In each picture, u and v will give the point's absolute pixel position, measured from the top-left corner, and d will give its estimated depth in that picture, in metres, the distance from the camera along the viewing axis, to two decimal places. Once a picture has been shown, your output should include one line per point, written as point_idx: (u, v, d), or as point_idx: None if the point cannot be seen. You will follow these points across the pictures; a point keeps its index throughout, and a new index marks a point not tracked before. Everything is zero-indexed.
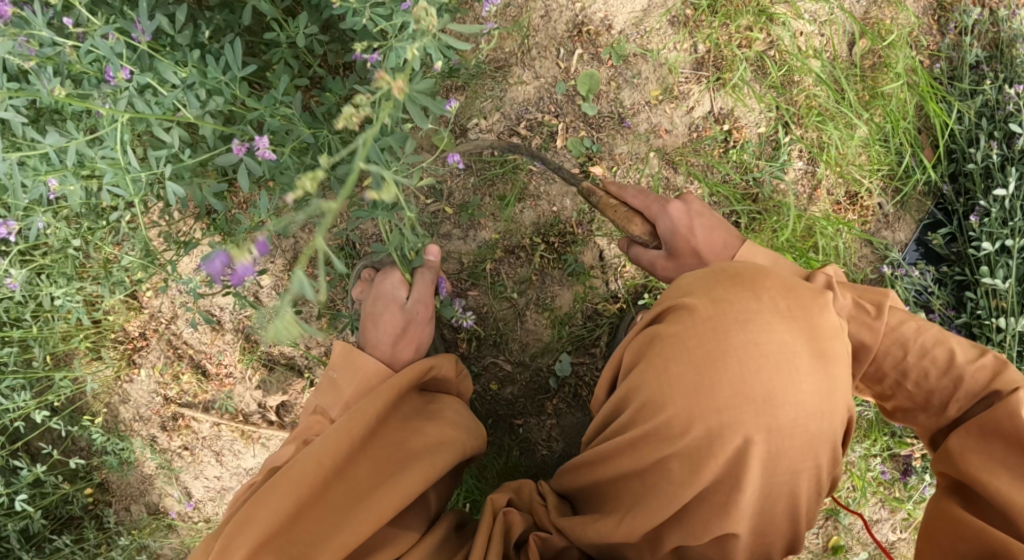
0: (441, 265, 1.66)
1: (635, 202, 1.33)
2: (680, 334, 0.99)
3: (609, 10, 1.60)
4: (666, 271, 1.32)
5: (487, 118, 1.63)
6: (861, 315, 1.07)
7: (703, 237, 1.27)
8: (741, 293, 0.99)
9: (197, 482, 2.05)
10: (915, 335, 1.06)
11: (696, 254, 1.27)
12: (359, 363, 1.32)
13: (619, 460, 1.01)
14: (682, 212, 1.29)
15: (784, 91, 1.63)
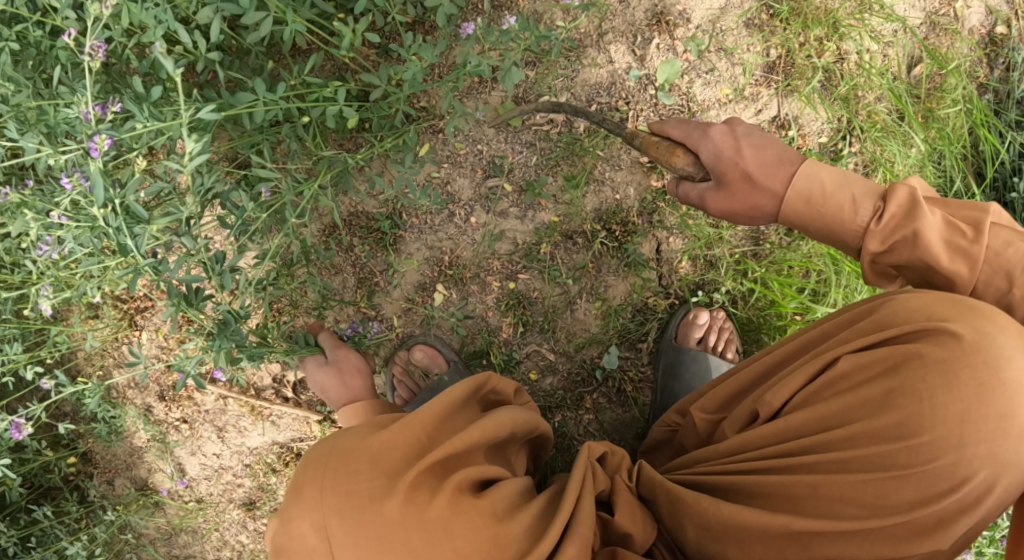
0: (496, 244, 1.61)
1: (676, 133, 1.22)
2: (936, 358, 0.96)
3: (688, 4, 1.59)
4: (718, 205, 1.20)
5: (558, 96, 1.60)
6: (960, 240, 1.06)
7: (750, 157, 1.15)
8: (1007, 328, 0.97)
9: (193, 458, 1.93)
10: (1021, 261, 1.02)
11: (748, 178, 1.16)
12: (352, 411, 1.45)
13: (834, 470, 0.99)
14: (725, 135, 1.17)
15: (848, 103, 1.62)
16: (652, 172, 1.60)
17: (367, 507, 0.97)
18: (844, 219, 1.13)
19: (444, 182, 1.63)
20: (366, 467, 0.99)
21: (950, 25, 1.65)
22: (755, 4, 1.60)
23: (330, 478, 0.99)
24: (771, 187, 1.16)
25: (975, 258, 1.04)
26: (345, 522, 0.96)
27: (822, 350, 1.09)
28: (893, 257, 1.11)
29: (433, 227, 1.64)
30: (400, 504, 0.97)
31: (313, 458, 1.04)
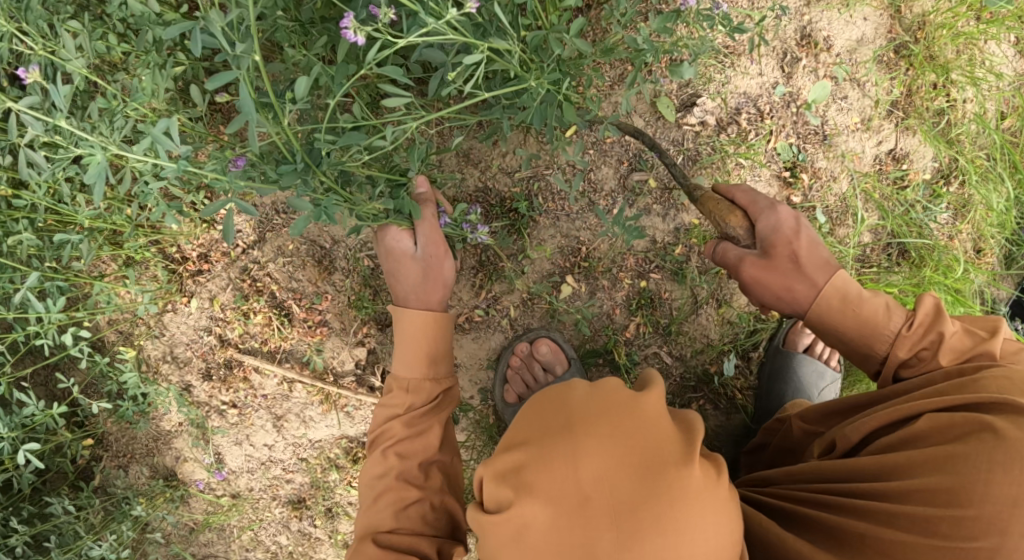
0: (634, 240, 1.57)
1: (742, 196, 1.28)
2: (1004, 441, 0.95)
3: (831, 32, 1.69)
4: (753, 274, 1.23)
5: (711, 100, 1.61)
6: (975, 338, 1.12)
7: (805, 244, 1.21)
8: None
9: (237, 448, 1.70)
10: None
11: (794, 261, 1.20)
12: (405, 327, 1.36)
13: (885, 519, 1.00)
14: (787, 218, 1.23)
15: (954, 145, 1.74)
16: (788, 187, 1.64)
17: (659, 466, 0.93)
18: (877, 325, 1.17)
19: (585, 169, 1.56)
20: (653, 428, 0.96)
21: None
22: (886, 43, 1.72)
23: (610, 428, 0.95)
24: (813, 278, 1.20)
25: (993, 355, 1.09)
26: (633, 476, 0.92)
27: (913, 392, 1.10)
28: (919, 365, 1.15)
29: (569, 215, 1.56)
30: (698, 475, 0.93)
31: (578, 404, 0.99)
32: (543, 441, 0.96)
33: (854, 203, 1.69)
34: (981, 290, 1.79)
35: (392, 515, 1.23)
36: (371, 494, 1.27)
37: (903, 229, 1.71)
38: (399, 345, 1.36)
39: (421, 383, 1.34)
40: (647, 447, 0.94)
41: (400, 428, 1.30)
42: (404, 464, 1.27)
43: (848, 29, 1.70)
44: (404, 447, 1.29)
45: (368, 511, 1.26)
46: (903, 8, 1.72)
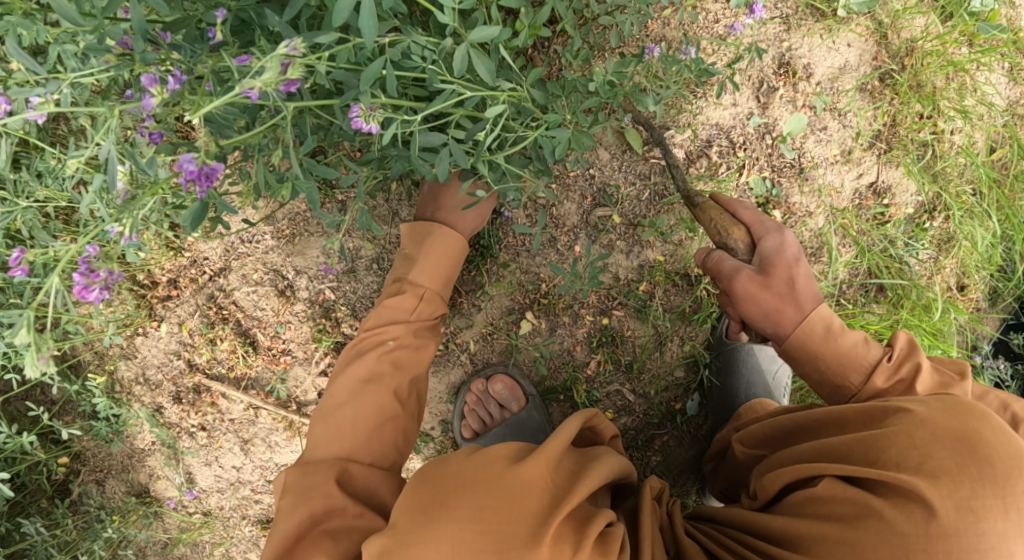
0: (595, 277, 1.54)
1: (748, 211, 1.24)
2: (886, 519, 0.88)
3: (812, 60, 1.63)
4: (747, 292, 1.17)
5: (681, 132, 1.56)
6: (949, 379, 1.11)
7: (806, 271, 1.17)
8: (992, 503, 0.86)
9: (207, 468, 1.73)
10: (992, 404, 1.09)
11: (791, 284, 1.16)
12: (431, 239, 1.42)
13: None
14: (791, 242, 1.20)
15: (938, 178, 1.68)
16: None
17: (507, 548, 0.97)
18: (858, 358, 1.14)
19: (549, 204, 1.53)
20: (504, 504, 1.01)
21: None
22: (871, 70, 1.66)
23: (468, 513, 1.00)
24: (804, 303, 1.16)
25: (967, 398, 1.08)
26: (478, 557, 0.97)
27: (826, 447, 1.01)
28: (888, 402, 1.12)
29: (531, 251, 1.54)
30: (545, 553, 0.97)
31: (447, 481, 1.05)
32: (406, 527, 1.01)
33: (829, 238, 1.64)
34: (963, 327, 1.74)
35: (360, 437, 1.24)
36: (345, 411, 1.26)
37: (881, 267, 1.65)
38: (427, 253, 1.41)
39: (436, 291, 1.42)
40: (496, 516, 1.00)
41: (408, 333, 1.35)
42: (397, 376, 1.32)
43: (831, 56, 1.64)
44: (400, 359, 1.34)
45: (326, 442, 1.23)
46: (890, 34, 1.66)
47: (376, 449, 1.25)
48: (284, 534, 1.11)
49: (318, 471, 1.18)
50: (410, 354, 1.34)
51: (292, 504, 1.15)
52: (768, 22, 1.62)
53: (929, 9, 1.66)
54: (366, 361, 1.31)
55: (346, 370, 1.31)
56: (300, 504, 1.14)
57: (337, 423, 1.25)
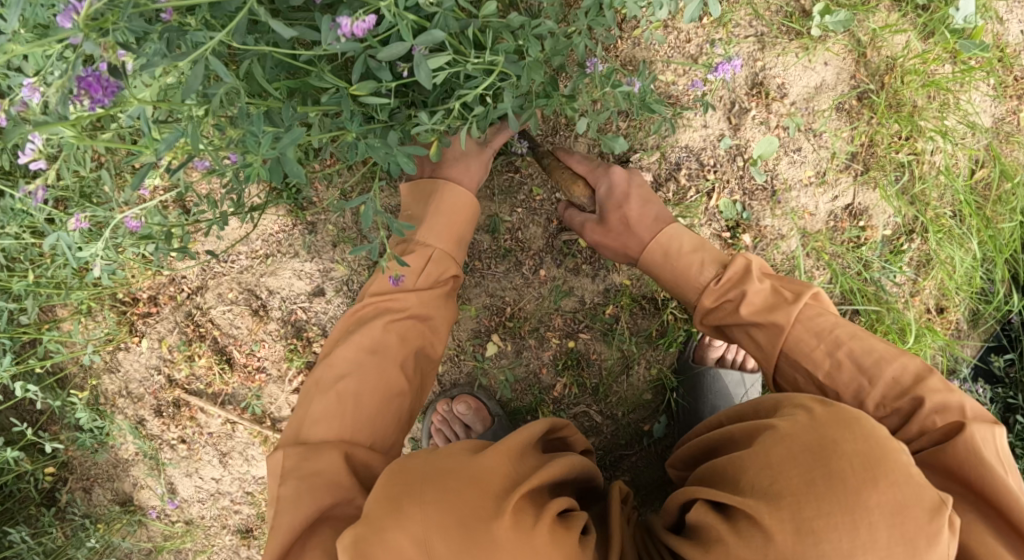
0: (561, 300, 1.55)
1: (580, 165, 1.40)
2: (730, 546, 0.95)
3: (786, 79, 1.60)
4: (596, 236, 1.38)
5: (648, 155, 1.55)
6: (780, 301, 1.20)
7: (635, 206, 1.34)
8: (833, 515, 0.90)
9: (187, 479, 1.78)
10: (832, 327, 1.15)
11: (625, 223, 1.34)
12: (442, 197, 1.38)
13: None
14: (621, 180, 1.37)
15: (916, 200, 1.65)
16: (729, 247, 1.58)
17: (475, 527, 0.93)
18: (690, 277, 1.29)
19: (514, 228, 1.54)
20: (454, 483, 0.97)
21: (1012, 134, 1.69)
22: (848, 89, 1.62)
23: (434, 495, 0.96)
24: (642, 235, 1.33)
25: (792, 313, 1.17)
26: (446, 540, 0.92)
27: (712, 467, 1.08)
28: (720, 314, 1.26)
29: (496, 274, 1.55)
30: (506, 527, 0.94)
31: (420, 467, 1.01)
32: (375, 509, 0.97)
33: (802, 261, 1.62)
34: (943, 350, 1.71)
35: (364, 413, 1.21)
36: (348, 383, 1.22)
37: (855, 291, 1.64)
38: (432, 213, 1.37)
39: (446, 258, 1.38)
40: (450, 491, 0.96)
41: (417, 304, 1.31)
42: (404, 349, 1.28)
43: (806, 75, 1.61)
44: (406, 330, 1.29)
45: (326, 418, 1.19)
46: (868, 52, 1.62)
47: (379, 424, 1.22)
48: (292, 522, 1.08)
49: (320, 449, 1.15)
50: (417, 326, 1.30)
51: (297, 489, 1.11)
52: (741, 41, 1.59)
53: (909, 26, 1.63)
54: (371, 330, 1.27)
55: (349, 340, 1.27)
56: (305, 490, 1.11)
57: (339, 399, 1.21)
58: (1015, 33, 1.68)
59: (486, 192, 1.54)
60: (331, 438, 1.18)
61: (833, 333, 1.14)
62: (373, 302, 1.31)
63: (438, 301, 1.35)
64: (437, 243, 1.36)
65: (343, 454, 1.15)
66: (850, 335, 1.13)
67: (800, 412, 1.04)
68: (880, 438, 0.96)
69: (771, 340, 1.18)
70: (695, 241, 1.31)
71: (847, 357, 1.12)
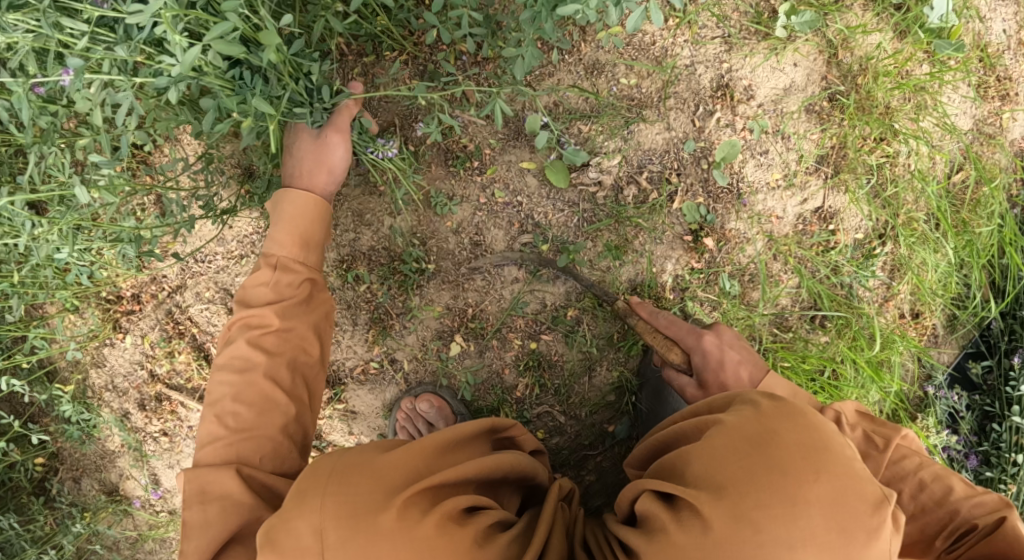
0: (523, 302, 1.56)
1: (672, 330, 1.35)
2: (670, 535, 0.92)
3: (754, 81, 1.59)
4: (692, 402, 1.31)
5: (609, 158, 1.55)
6: (873, 449, 1.19)
7: (733, 375, 1.26)
8: (767, 496, 0.89)
9: (170, 470, 1.83)
10: (917, 468, 1.18)
11: (723, 389, 1.26)
12: (290, 214, 1.38)
13: None
14: (714, 347, 1.30)
15: (888, 203, 1.63)
16: (692, 250, 1.57)
17: (366, 518, 1.00)
18: None
19: (476, 232, 1.56)
20: (384, 469, 1.05)
21: (993, 136, 1.68)
22: (819, 90, 1.61)
23: (337, 487, 1.03)
24: (736, 394, 1.26)
25: (879, 467, 1.18)
26: (339, 527, 0.99)
27: (656, 468, 1.05)
28: None
29: (459, 276, 1.57)
30: (390, 519, 1.00)
31: (335, 464, 1.07)
32: (292, 500, 1.04)
33: (768, 265, 1.60)
34: (917, 355, 1.70)
35: (245, 432, 1.21)
36: (223, 405, 1.23)
37: (822, 296, 1.62)
38: (276, 219, 1.38)
39: (294, 265, 1.36)
40: (363, 477, 1.04)
41: (273, 316, 1.29)
42: (270, 362, 1.26)
43: (774, 76, 1.59)
44: (271, 345, 1.28)
45: (209, 443, 1.20)
46: (841, 52, 1.60)
47: (266, 437, 1.22)
48: (199, 545, 1.12)
49: (212, 477, 1.16)
50: (282, 336, 1.29)
51: (202, 514, 1.14)
52: (707, 43, 1.58)
53: (883, 26, 1.61)
54: (236, 348, 1.27)
55: (219, 364, 1.27)
56: (209, 514, 1.14)
57: (218, 423, 1.22)
58: (996, 33, 1.65)
59: (449, 194, 1.56)
60: (218, 462, 1.18)
61: (918, 475, 1.17)
62: (236, 318, 1.31)
63: (311, 304, 1.36)
64: (279, 250, 1.36)
65: (237, 471, 1.16)
66: (935, 476, 1.16)
67: (748, 407, 1.04)
68: (823, 432, 0.97)
69: None
70: (795, 390, 1.24)
71: (930, 496, 1.15)
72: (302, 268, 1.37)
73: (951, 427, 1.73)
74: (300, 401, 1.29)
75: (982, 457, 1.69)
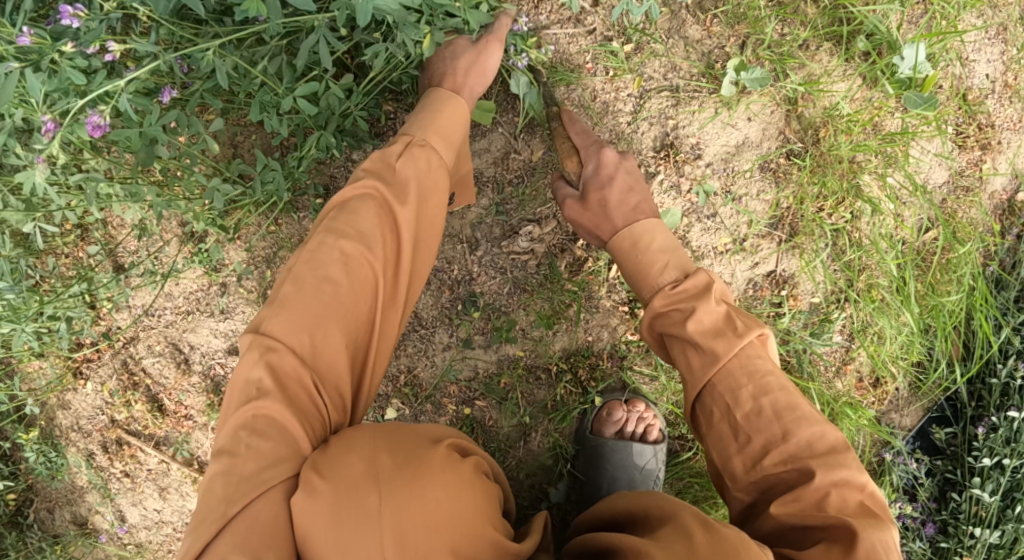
0: (455, 369, 1.53)
1: (577, 137, 1.37)
2: None
3: (702, 138, 1.49)
4: (572, 213, 1.34)
5: (542, 225, 1.49)
6: (727, 331, 1.11)
7: (616, 190, 1.30)
8: None
9: (134, 508, 1.86)
10: (768, 372, 1.07)
11: (603, 204, 1.30)
12: (438, 115, 1.25)
13: None
14: (611, 163, 1.34)
15: (848, 268, 1.53)
16: (630, 320, 1.51)
17: (414, 454, 1.00)
18: (651, 275, 1.23)
19: None
20: (422, 432, 1.07)
21: (971, 189, 1.55)
22: (775, 146, 1.49)
23: (382, 432, 1.04)
24: (616, 221, 1.29)
25: (733, 342, 1.09)
26: (391, 457, 0.99)
27: None
28: (669, 321, 1.18)
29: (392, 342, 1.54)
30: (438, 455, 1.01)
31: (382, 423, 1.07)
32: (335, 447, 1.02)
33: None
34: (876, 421, 1.62)
35: (343, 307, 1.07)
36: (329, 272, 1.08)
37: None
38: (427, 111, 1.26)
39: (426, 153, 1.21)
40: (405, 432, 1.06)
41: (399, 197, 1.14)
42: (389, 246, 1.12)
43: (725, 133, 1.49)
44: (393, 227, 1.14)
45: (298, 311, 1.05)
46: (801, 105, 1.48)
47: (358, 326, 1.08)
48: (271, 446, 0.99)
49: (291, 341, 1.04)
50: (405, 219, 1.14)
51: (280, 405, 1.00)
52: (653, 97, 1.48)
53: (849, 75, 1.48)
54: (358, 217, 1.12)
55: (333, 224, 1.12)
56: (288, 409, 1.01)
57: (315, 284, 1.07)
58: (979, 77, 1.52)
59: None
60: (303, 339, 1.04)
61: (764, 379, 1.06)
62: (364, 183, 1.16)
63: (438, 198, 1.22)
64: (418, 131, 1.22)
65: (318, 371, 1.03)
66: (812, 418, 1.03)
67: (680, 543, 0.98)
68: None
69: (706, 366, 1.10)
70: (674, 244, 1.26)
71: (770, 406, 1.04)
72: (434, 159, 1.22)
73: (910, 492, 1.64)
74: (399, 296, 1.14)
75: (940, 526, 1.60)
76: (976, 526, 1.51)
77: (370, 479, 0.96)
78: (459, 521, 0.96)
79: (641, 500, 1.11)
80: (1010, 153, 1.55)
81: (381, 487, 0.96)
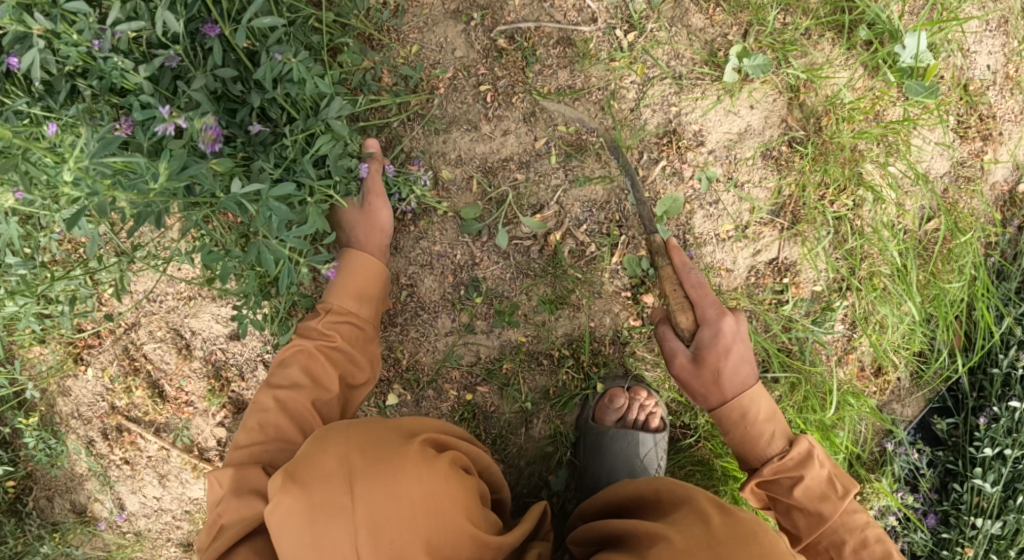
0: (457, 355, 1.53)
1: (695, 297, 1.34)
2: None
3: (705, 125, 1.49)
4: (682, 370, 1.35)
5: (544, 212, 1.50)
6: (832, 494, 1.27)
7: (732, 363, 1.32)
8: None
9: (133, 495, 1.85)
10: (863, 526, 1.26)
11: (717, 374, 1.32)
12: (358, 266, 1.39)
13: None
14: (728, 334, 1.33)
15: (850, 256, 1.53)
16: (632, 307, 1.52)
17: (388, 452, 1.05)
18: (760, 445, 1.32)
19: (410, 284, 1.53)
20: (396, 427, 1.12)
21: (973, 179, 1.56)
22: (777, 134, 1.50)
23: (354, 429, 1.09)
24: (727, 392, 1.33)
25: (836, 509, 1.25)
26: (364, 455, 1.04)
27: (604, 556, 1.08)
28: (777, 486, 1.30)
29: (395, 327, 1.54)
30: (410, 449, 1.07)
31: (356, 424, 1.12)
32: (308, 451, 1.06)
33: None
34: (877, 410, 1.62)
35: (282, 438, 1.22)
36: (269, 417, 1.24)
37: (773, 353, 1.54)
38: (338, 277, 1.39)
39: (347, 313, 1.37)
40: (377, 428, 1.11)
41: (321, 350, 1.31)
42: (316, 381, 1.29)
43: (728, 120, 1.49)
44: (320, 368, 1.30)
45: (247, 447, 1.21)
46: (803, 93, 1.49)
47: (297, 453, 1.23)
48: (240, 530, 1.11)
49: (241, 464, 1.19)
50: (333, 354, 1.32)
51: (237, 506, 1.12)
52: (656, 84, 1.49)
53: (850, 65, 1.49)
54: (287, 370, 1.29)
55: (268, 379, 1.30)
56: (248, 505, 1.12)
57: (259, 431, 1.23)
58: (980, 68, 1.53)
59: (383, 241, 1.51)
60: (252, 463, 1.19)
61: (863, 533, 1.25)
62: (291, 344, 1.33)
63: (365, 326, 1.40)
64: (334, 300, 1.37)
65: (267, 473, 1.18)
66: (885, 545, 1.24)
67: (699, 521, 1.05)
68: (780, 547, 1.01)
69: (812, 525, 1.26)
70: (775, 409, 1.34)
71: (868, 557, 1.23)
72: (354, 318, 1.37)
73: (912, 483, 1.64)
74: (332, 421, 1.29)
75: (941, 518, 1.59)
76: (977, 516, 1.51)
77: (343, 476, 1.02)
78: (437, 511, 1.01)
79: (645, 489, 1.17)
80: (1011, 144, 1.55)
81: (355, 481, 1.01)
